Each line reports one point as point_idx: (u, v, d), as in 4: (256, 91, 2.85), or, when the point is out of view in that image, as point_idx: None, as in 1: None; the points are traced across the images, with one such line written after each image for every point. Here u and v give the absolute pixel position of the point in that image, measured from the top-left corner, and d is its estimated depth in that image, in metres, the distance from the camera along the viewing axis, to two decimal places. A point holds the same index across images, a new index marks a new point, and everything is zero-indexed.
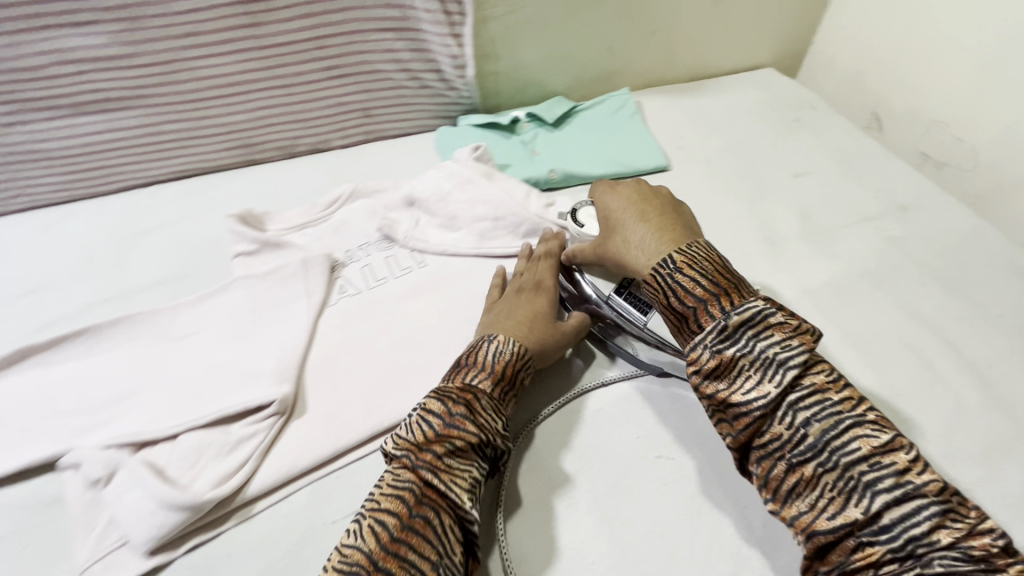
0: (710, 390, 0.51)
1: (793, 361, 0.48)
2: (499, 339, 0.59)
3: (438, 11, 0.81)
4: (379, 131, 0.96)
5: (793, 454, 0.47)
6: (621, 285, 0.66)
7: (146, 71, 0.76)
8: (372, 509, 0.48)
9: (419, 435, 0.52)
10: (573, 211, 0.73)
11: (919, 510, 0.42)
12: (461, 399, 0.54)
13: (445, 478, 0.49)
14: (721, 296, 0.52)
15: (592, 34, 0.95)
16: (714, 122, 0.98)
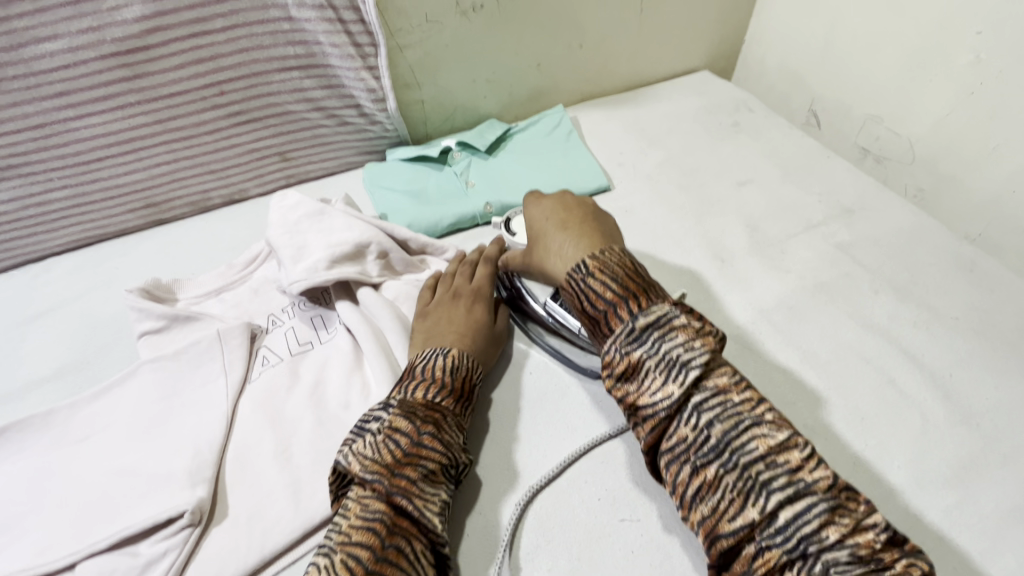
0: (621, 393, 0.50)
1: (696, 362, 0.47)
2: (455, 355, 0.57)
3: (346, 44, 0.75)
4: (303, 173, 0.89)
5: (697, 456, 0.45)
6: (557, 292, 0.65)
7: (17, 138, 0.67)
8: (341, 542, 0.45)
9: (386, 458, 0.49)
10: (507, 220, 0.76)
11: (810, 508, 0.41)
12: (427, 417, 0.52)
13: (419, 502, 0.48)
14: (629, 300, 0.52)
15: (518, 53, 0.90)
16: (653, 134, 0.95)
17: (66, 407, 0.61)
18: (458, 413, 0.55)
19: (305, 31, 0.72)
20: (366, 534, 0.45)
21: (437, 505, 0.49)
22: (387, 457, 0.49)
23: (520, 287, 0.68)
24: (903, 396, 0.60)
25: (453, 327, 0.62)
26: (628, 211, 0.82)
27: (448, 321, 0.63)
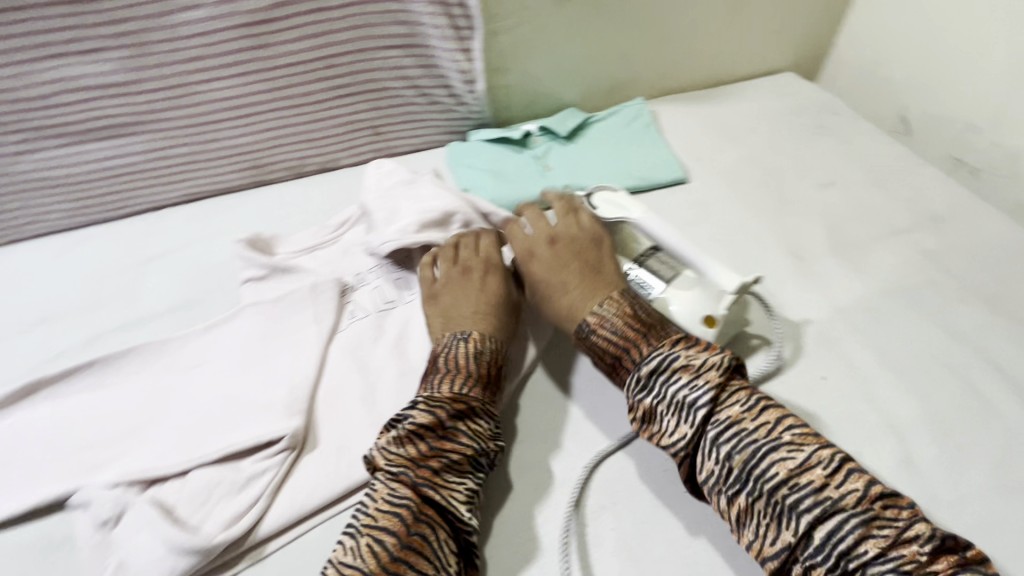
0: (642, 433, 0.54)
1: (700, 402, 0.50)
2: (477, 340, 0.62)
3: (446, 26, 0.79)
4: (391, 147, 0.94)
5: (727, 488, 0.49)
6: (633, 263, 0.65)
7: (154, 96, 0.75)
8: (369, 528, 0.49)
9: (409, 455, 0.53)
10: (590, 193, 0.70)
11: (844, 524, 0.44)
12: (453, 408, 0.55)
13: (441, 493, 0.51)
14: (630, 351, 0.56)
15: (605, 44, 0.92)
16: (733, 131, 0.95)
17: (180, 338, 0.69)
18: (489, 402, 0.59)
19: (411, 12, 0.77)
20: (393, 522, 0.49)
21: (462, 495, 0.52)
22: (405, 457, 0.52)
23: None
24: (987, 406, 0.58)
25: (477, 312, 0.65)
26: (704, 204, 0.83)
27: (469, 305, 0.65)
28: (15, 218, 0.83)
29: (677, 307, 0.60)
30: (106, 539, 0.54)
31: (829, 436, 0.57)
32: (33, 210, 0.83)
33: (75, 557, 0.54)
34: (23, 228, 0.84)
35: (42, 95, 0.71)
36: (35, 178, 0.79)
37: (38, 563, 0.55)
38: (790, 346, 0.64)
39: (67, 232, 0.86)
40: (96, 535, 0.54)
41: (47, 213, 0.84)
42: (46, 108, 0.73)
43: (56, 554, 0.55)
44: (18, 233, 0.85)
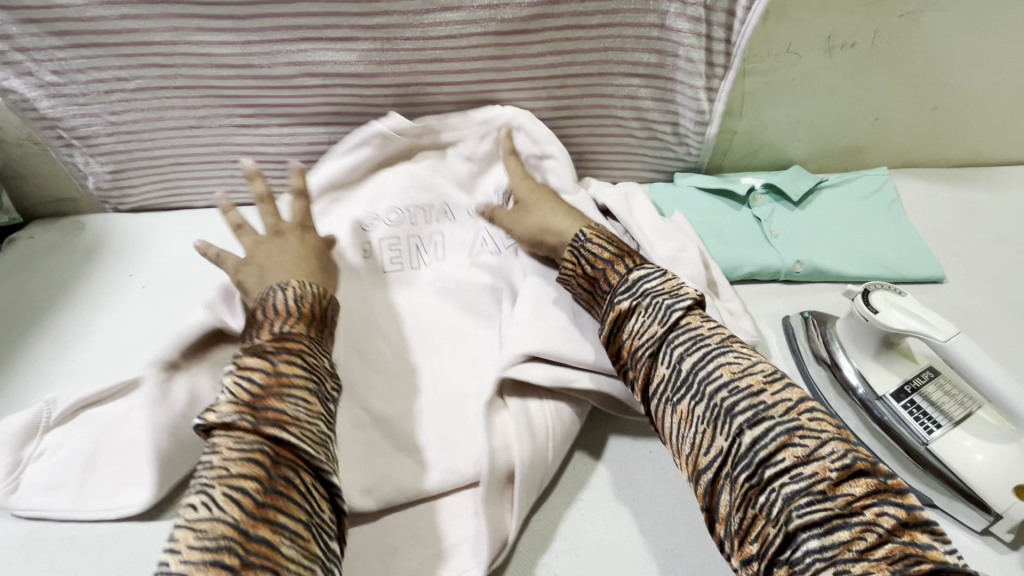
0: (617, 343, 0.52)
1: (677, 304, 0.49)
2: (293, 286, 0.54)
3: (701, 62, 0.70)
4: (588, 176, 0.87)
5: (675, 394, 0.46)
6: (903, 388, 0.55)
7: (383, 91, 0.73)
8: (219, 476, 0.38)
9: (243, 396, 0.42)
10: (863, 291, 0.56)
11: (769, 432, 0.40)
12: (275, 354, 0.46)
13: (296, 429, 0.42)
14: (625, 257, 0.56)
15: (862, 104, 0.79)
16: (1002, 229, 0.79)
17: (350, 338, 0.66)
18: (315, 340, 0.50)
19: (669, 41, 0.69)
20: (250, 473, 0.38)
21: (321, 440, 0.43)
22: (244, 394, 0.42)
23: (842, 365, 0.58)
24: None
25: (294, 270, 0.58)
26: (968, 317, 0.69)
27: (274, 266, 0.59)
28: (220, 183, 0.84)
29: (983, 459, 0.49)
30: None
31: None
32: (237, 180, 0.83)
33: None
34: (225, 194, 0.86)
35: (283, 75, 0.70)
36: (249, 151, 0.79)
37: None
38: None
39: (262, 204, 0.87)
40: None
41: (249, 184, 0.84)
42: (283, 88, 0.71)
43: None
44: (219, 197, 0.86)
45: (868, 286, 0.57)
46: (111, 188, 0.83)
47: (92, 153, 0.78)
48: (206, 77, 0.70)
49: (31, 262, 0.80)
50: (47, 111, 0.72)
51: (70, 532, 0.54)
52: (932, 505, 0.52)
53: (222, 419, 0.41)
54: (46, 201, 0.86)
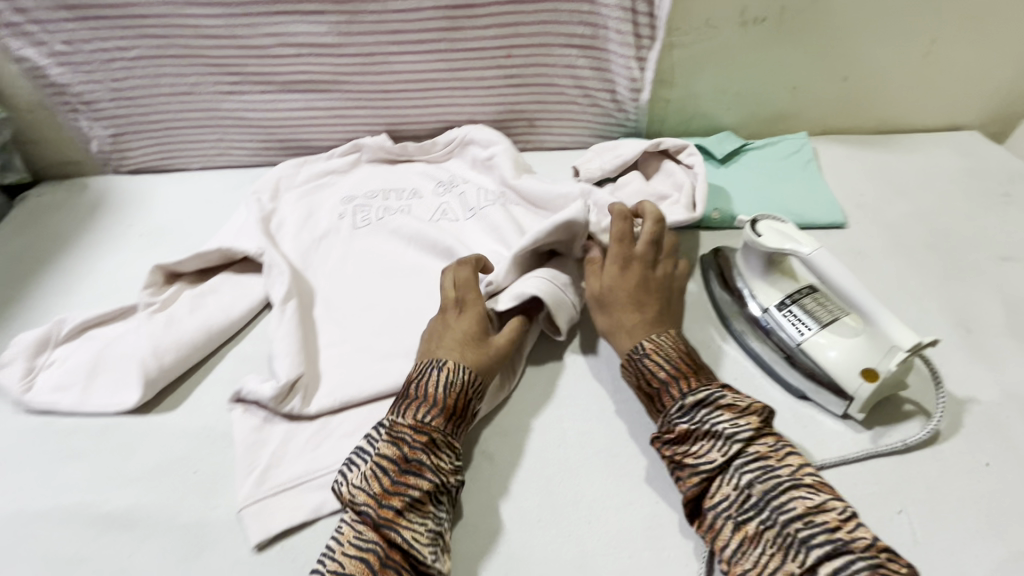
0: (672, 454, 0.55)
1: (739, 436, 0.52)
2: (448, 369, 0.57)
3: (628, 33, 0.80)
4: (540, 142, 0.97)
5: (738, 513, 0.49)
6: (784, 300, 0.64)
7: (351, 60, 0.82)
8: (336, 566, 0.48)
9: (375, 489, 0.51)
10: (754, 221, 0.65)
11: (850, 565, 0.44)
12: (413, 451, 0.52)
13: (409, 533, 0.49)
14: (681, 379, 0.57)
15: (780, 74, 0.89)
16: (903, 184, 0.89)
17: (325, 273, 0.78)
18: (454, 444, 0.55)
19: (599, 15, 0.79)
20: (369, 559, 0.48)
21: (428, 537, 0.50)
22: (377, 488, 0.51)
23: (739, 288, 0.68)
24: None
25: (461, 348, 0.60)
26: (862, 254, 0.79)
27: (445, 337, 0.61)
28: (209, 147, 0.94)
29: (836, 353, 0.59)
30: (258, 442, 0.60)
31: (989, 527, 0.52)
32: (225, 144, 0.93)
33: (229, 454, 0.61)
34: (214, 157, 0.96)
35: (264, 45, 0.80)
36: (235, 116, 0.89)
37: (196, 450, 0.61)
38: (953, 425, 0.59)
39: (247, 167, 0.97)
40: (251, 436, 0.61)
41: (235, 147, 0.94)
42: (263, 57, 0.81)
43: (212, 447, 0.61)
44: (209, 160, 0.96)
45: (759, 217, 0.66)
46: (112, 150, 0.93)
47: (95, 117, 0.88)
48: (197, 47, 0.80)
49: (39, 215, 0.90)
50: (56, 77, 0.82)
51: (76, 423, 0.64)
52: (807, 395, 0.62)
53: (354, 500, 0.51)
54: (53, 164, 0.96)
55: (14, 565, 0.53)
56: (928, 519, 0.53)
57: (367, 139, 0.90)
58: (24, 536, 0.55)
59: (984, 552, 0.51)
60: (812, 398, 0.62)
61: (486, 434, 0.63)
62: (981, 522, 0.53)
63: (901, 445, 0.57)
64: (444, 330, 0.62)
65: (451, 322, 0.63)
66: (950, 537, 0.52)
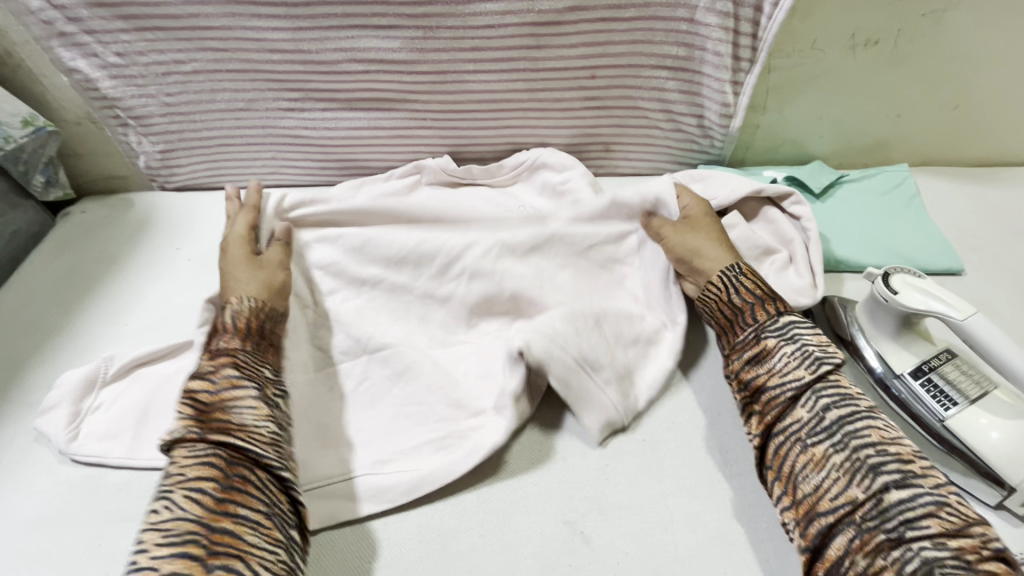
0: (750, 375, 0.56)
1: (830, 358, 0.54)
2: (232, 302, 0.61)
3: (727, 55, 0.73)
4: (613, 167, 0.90)
5: (808, 437, 0.51)
6: (920, 365, 0.57)
7: (421, 77, 0.76)
8: (178, 483, 0.46)
9: (190, 411, 0.50)
10: (884, 274, 0.58)
11: (917, 497, 0.44)
12: (219, 373, 0.53)
13: (240, 432, 0.49)
14: (774, 300, 0.60)
15: (884, 101, 0.81)
16: (1018, 225, 0.81)
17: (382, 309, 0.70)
18: (262, 360, 0.57)
19: (697, 35, 0.72)
20: (207, 471, 0.46)
21: (269, 441, 0.50)
22: (189, 416, 0.50)
23: (860, 346, 0.61)
24: None
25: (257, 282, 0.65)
26: (983, 306, 0.71)
27: (238, 269, 0.66)
28: (261, 165, 0.88)
29: (998, 434, 0.51)
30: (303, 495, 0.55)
31: None
32: (278, 162, 0.88)
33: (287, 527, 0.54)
34: (265, 175, 0.90)
35: (330, 60, 0.74)
36: (291, 134, 0.83)
37: None
38: None
39: (300, 186, 0.91)
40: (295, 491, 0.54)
41: (289, 166, 0.88)
42: (327, 72, 0.75)
43: None
44: (260, 178, 0.91)
45: (889, 269, 0.59)
46: (160, 167, 0.88)
47: (145, 133, 0.83)
48: (256, 61, 0.74)
49: (83, 236, 0.85)
50: (107, 90, 0.77)
51: (126, 478, 0.58)
52: (950, 479, 0.54)
53: (172, 438, 0.48)
54: (99, 179, 0.91)
55: None
56: None
57: (430, 161, 0.84)
58: None
59: None
60: (954, 482, 0.54)
61: (579, 508, 0.55)
62: None
63: None
64: (230, 262, 0.67)
65: (230, 253, 0.69)
66: None
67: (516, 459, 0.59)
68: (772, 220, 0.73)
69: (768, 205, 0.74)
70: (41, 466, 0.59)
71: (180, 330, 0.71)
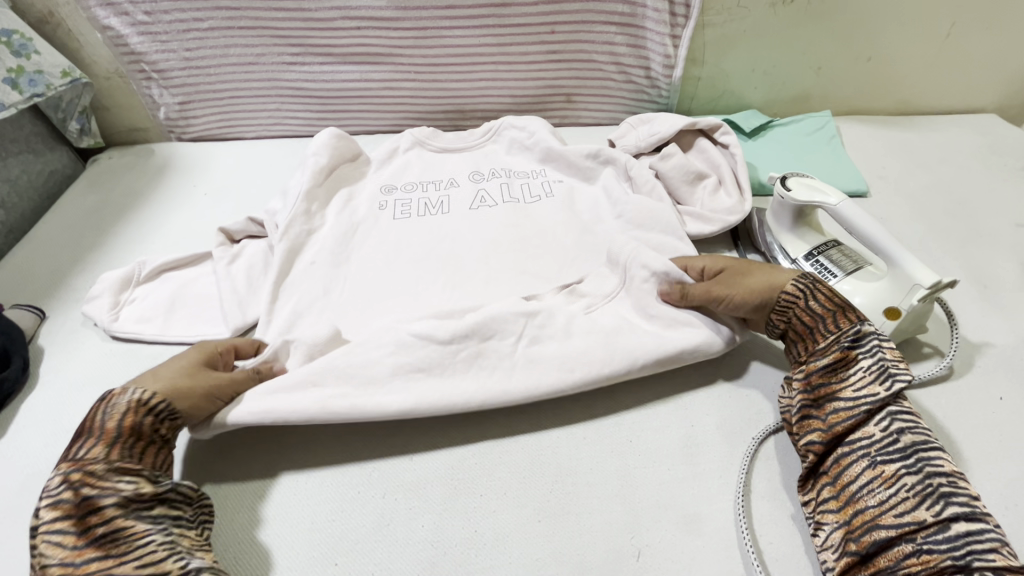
0: (820, 381, 0.56)
1: (906, 379, 0.53)
2: (112, 396, 0.52)
3: (665, 11, 0.86)
4: (576, 117, 1.03)
5: (878, 452, 0.50)
6: (812, 250, 0.70)
7: (404, 33, 0.89)
8: None
9: (64, 553, 0.43)
10: (783, 177, 0.71)
11: (984, 531, 0.44)
12: (80, 494, 0.46)
13: (130, 559, 0.43)
14: (854, 313, 0.58)
15: (807, 54, 0.95)
16: (921, 159, 0.94)
17: (377, 233, 0.80)
18: (135, 465, 0.49)
19: None
20: None
21: (160, 549, 0.45)
22: (63, 551, 0.44)
23: (770, 243, 0.74)
24: None
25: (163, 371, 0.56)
26: (882, 218, 0.84)
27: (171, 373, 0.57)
28: (267, 116, 1.01)
29: (861, 297, 0.63)
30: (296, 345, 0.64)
31: (1001, 449, 0.57)
32: (283, 113, 1.00)
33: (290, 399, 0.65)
34: (271, 126, 1.03)
35: (327, 18, 0.87)
36: (295, 86, 0.96)
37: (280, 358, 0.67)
38: (968, 363, 0.64)
39: (302, 135, 1.04)
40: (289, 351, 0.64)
41: (292, 116, 1.01)
42: (325, 29, 0.88)
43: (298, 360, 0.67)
44: (267, 129, 1.03)
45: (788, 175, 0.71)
46: (179, 118, 1.00)
47: (166, 85, 0.95)
48: (264, 19, 0.87)
49: (111, 176, 0.97)
50: (135, 46, 0.90)
51: (159, 350, 0.70)
52: None
53: None
54: (125, 131, 1.04)
55: None
56: (943, 443, 0.58)
57: (409, 131, 0.94)
58: None
59: (998, 469, 0.56)
60: None
61: None
62: (996, 448, 0.57)
63: (917, 378, 0.62)
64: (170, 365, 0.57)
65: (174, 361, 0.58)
66: (965, 456, 0.57)
67: None
68: (704, 149, 0.86)
69: (702, 138, 0.87)
70: (88, 343, 0.71)
71: (205, 245, 0.84)
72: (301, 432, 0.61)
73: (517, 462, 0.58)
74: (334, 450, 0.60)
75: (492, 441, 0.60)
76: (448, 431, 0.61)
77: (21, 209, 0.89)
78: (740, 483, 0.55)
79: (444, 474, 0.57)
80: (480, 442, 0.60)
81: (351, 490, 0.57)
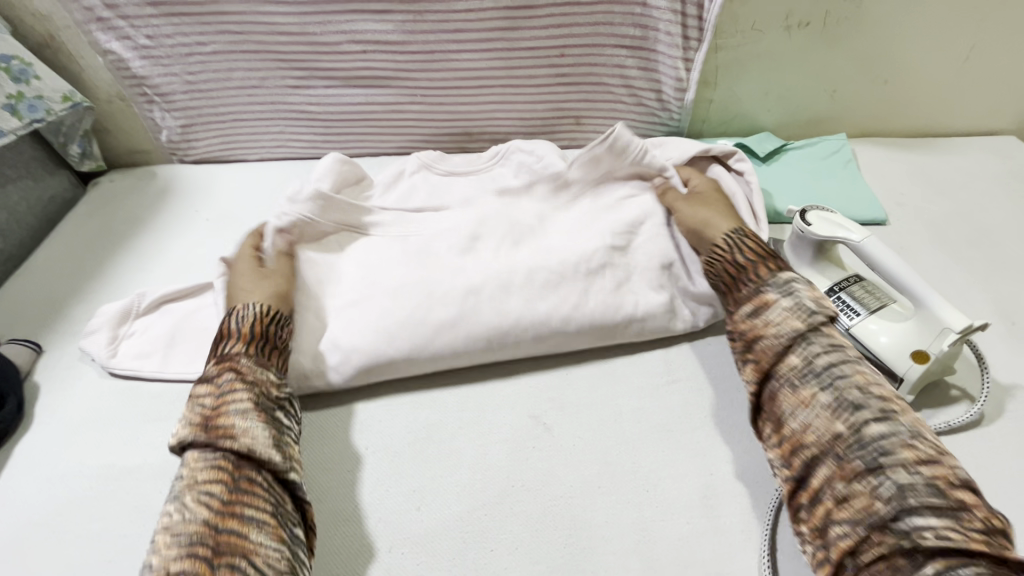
0: (747, 326, 0.59)
1: (821, 309, 0.56)
2: (238, 308, 0.62)
3: (678, 34, 0.84)
4: (585, 139, 1.00)
5: (799, 379, 0.53)
6: (832, 286, 0.67)
7: (410, 57, 0.87)
8: None
9: (205, 513, 0.47)
10: (801, 210, 0.68)
11: (894, 432, 0.47)
12: (240, 470, 0.50)
13: (256, 557, 0.46)
14: (769, 258, 0.62)
15: (822, 77, 0.92)
16: (940, 184, 0.92)
17: (378, 255, 0.75)
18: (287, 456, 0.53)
19: (651, 16, 0.83)
20: None
21: (284, 557, 0.47)
22: (206, 510, 0.47)
23: None
24: None
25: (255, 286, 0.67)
26: (902, 248, 0.81)
27: (244, 280, 0.68)
28: (269, 139, 0.99)
29: (886, 338, 0.61)
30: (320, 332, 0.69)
31: None
32: (286, 136, 0.98)
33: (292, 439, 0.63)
34: (274, 149, 1.01)
35: (332, 41, 0.85)
36: (298, 109, 0.94)
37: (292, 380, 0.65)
38: (999, 408, 0.61)
39: (305, 158, 1.02)
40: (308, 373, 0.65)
41: (295, 138, 0.99)
42: (330, 52, 0.86)
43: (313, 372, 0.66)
44: (269, 152, 1.01)
45: (807, 208, 0.69)
46: (181, 140, 0.99)
47: (168, 108, 0.93)
48: (268, 42, 0.85)
49: (112, 200, 0.95)
50: (137, 69, 0.88)
51: (158, 388, 0.68)
52: None
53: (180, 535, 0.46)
54: (126, 154, 1.02)
55: (108, 514, 0.57)
56: None
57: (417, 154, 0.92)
58: (117, 488, 0.59)
59: None
60: None
61: (543, 406, 0.64)
62: None
63: (946, 425, 0.59)
64: (237, 274, 0.69)
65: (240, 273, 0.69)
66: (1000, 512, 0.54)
67: (490, 370, 0.69)
68: (718, 176, 0.83)
69: (716, 164, 0.85)
70: (85, 380, 0.69)
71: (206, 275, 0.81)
72: (303, 479, 0.59)
73: (530, 513, 0.55)
74: (337, 500, 0.57)
75: (503, 490, 0.57)
76: (457, 478, 0.59)
77: (20, 235, 0.87)
78: (765, 543, 0.53)
79: (453, 526, 0.55)
80: (490, 491, 0.57)
81: (355, 544, 0.54)
